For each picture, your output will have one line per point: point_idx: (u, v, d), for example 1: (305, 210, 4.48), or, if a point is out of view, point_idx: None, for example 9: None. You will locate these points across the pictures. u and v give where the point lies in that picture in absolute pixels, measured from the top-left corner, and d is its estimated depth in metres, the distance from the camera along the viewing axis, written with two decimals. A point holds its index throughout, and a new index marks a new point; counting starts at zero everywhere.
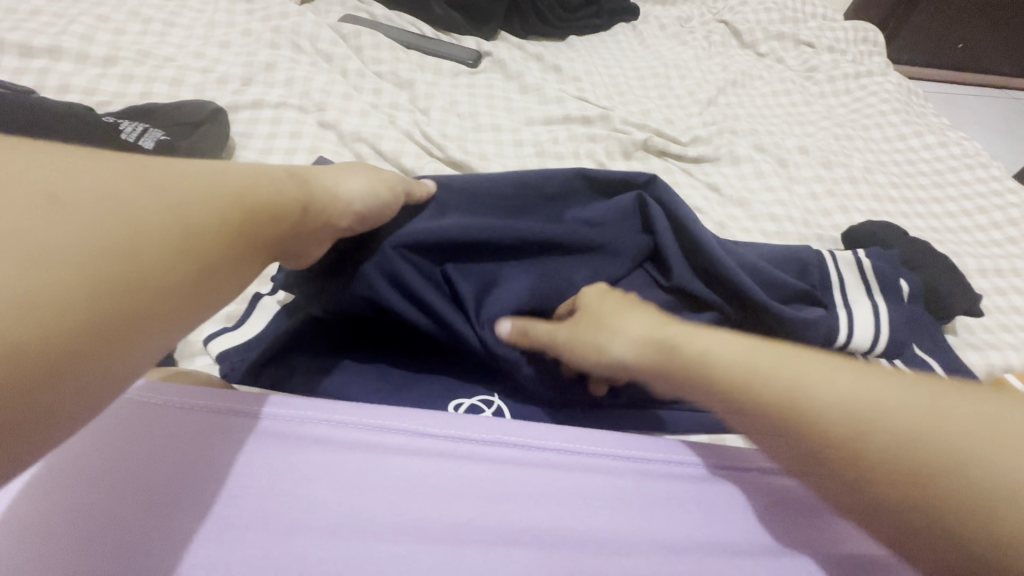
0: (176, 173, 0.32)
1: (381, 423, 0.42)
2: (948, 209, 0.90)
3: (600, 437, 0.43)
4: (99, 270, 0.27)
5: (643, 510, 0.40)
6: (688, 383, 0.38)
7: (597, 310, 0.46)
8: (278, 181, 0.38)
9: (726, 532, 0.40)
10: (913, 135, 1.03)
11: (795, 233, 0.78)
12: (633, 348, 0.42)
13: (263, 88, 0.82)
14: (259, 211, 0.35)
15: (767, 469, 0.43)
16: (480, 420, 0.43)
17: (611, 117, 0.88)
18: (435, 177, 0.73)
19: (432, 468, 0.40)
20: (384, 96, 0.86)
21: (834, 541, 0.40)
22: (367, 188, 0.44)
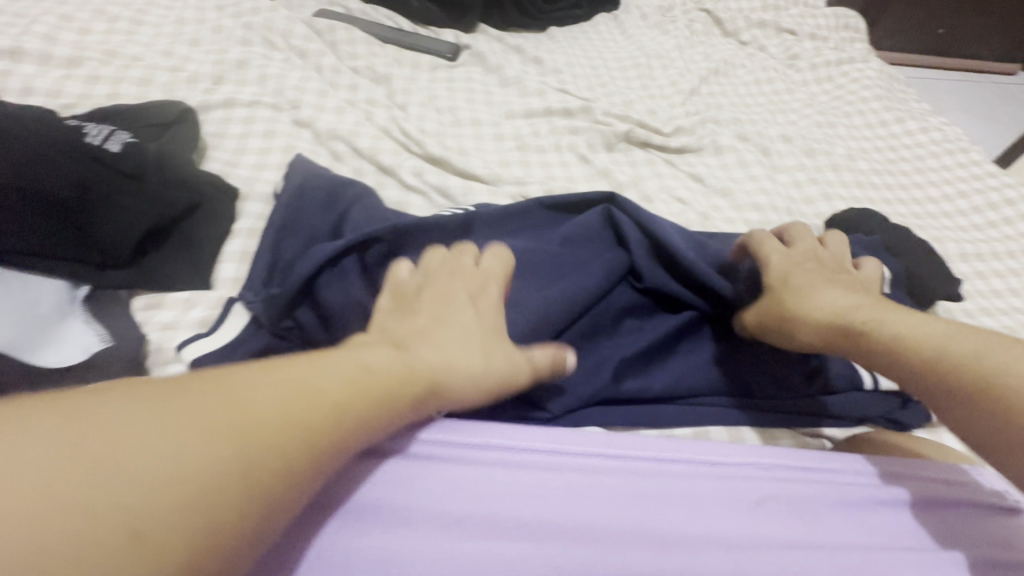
0: (290, 377, 0.33)
1: None
2: (930, 194, 0.91)
3: (585, 437, 0.45)
4: (220, 500, 0.27)
5: (631, 508, 0.41)
6: (868, 351, 0.46)
7: (799, 281, 0.53)
8: (386, 369, 0.37)
9: (717, 528, 0.40)
10: (894, 120, 1.04)
11: (778, 221, 0.78)
12: (821, 313, 0.49)
13: (235, 86, 0.80)
14: (360, 410, 0.34)
15: (749, 464, 0.45)
16: (468, 425, 0.45)
17: (593, 109, 0.87)
18: (414, 173, 0.72)
19: (421, 474, 0.41)
20: (361, 92, 0.84)
21: (822, 535, 0.41)
22: (472, 344, 0.42)
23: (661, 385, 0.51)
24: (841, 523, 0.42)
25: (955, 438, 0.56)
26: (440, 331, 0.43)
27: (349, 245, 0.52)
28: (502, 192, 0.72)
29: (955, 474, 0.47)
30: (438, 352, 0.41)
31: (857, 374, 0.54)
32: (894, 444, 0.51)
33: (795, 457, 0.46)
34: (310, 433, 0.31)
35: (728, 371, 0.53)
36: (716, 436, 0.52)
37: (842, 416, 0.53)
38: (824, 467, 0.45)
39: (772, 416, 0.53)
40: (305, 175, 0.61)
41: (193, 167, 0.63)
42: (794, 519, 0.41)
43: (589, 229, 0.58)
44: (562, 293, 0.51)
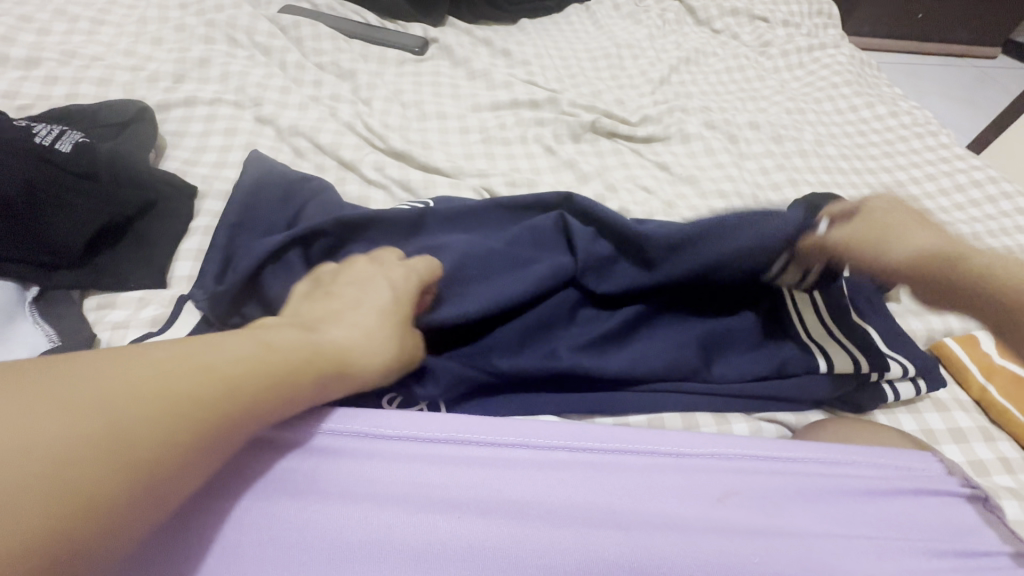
0: (172, 360, 0.33)
1: (332, 425, 0.42)
2: (898, 177, 0.91)
3: (551, 430, 0.44)
4: (76, 493, 0.27)
5: (584, 500, 0.40)
6: (951, 287, 0.47)
7: (891, 218, 0.52)
8: (288, 346, 0.37)
9: (673, 516, 0.40)
10: (864, 106, 1.04)
11: (742, 208, 0.78)
12: (919, 248, 0.49)
13: (197, 84, 0.80)
14: (252, 386, 0.34)
15: (710, 454, 0.44)
16: (430, 419, 0.44)
17: (559, 100, 0.87)
18: (375, 167, 0.72)
19: (358, 469, 0.40)
20: (325, 87, 0.84)
21: (783, 524, 0.40)
22: (372, 331, 0.43)
23: (616, 366, 0.51)
24: (798, 511, 0.41)
25: (910, 418, 0.57)
26: (352, 313, 0.44)
27: (292, 240, 0.53)
28: (464, 185, 0.72)
29: (914, 459, 0.45)
30: (347, 331, 0.42)
31: (812, 359, 0.54)
32: (860, 431, 0.50)
33: (762, 445, 0.45)
34: (196, 406, 0.31)
35: (686, 356, 0.52)
36: (671, 423, 0.51)
37: (795, 400, 0.53)
38: (797, 456, 0.44)
39: (728, 402, 0.52)
40: (261, 173, 0.60)
41: (149, 166, 0.62)
42: (756, 511, 0.41)
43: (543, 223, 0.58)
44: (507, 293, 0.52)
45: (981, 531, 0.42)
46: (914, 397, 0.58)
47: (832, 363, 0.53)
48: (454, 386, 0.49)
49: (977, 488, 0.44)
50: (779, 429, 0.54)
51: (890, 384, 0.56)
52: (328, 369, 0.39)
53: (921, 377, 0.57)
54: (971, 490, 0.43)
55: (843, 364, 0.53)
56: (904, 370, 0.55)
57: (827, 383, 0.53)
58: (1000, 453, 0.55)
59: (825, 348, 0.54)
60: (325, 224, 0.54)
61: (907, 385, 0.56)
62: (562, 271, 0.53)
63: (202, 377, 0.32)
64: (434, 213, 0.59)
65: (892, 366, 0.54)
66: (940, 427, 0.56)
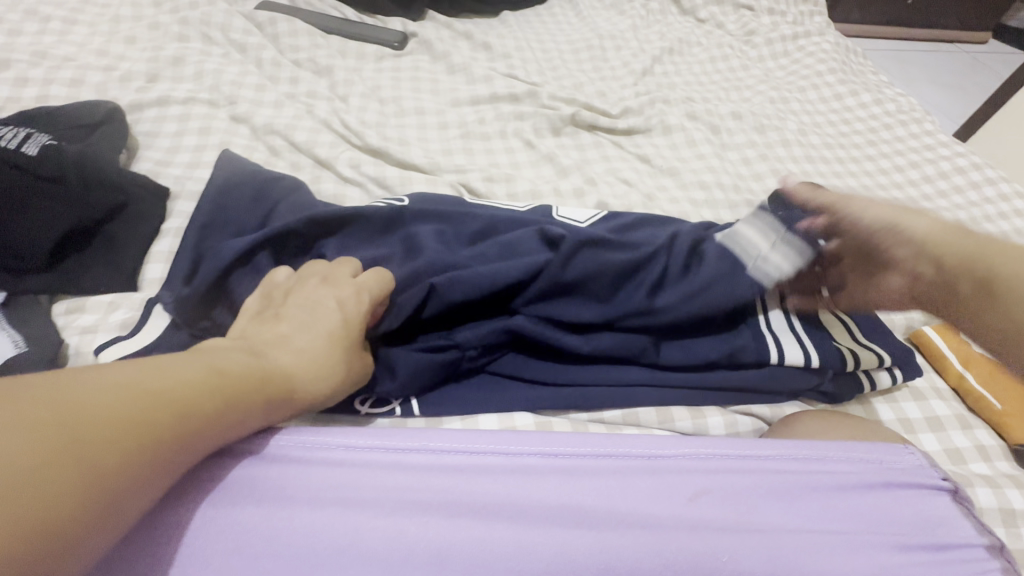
0: (134, 376, 0.33)
1: (301, 439, 0.42)
2: (882, 165, 0.91)
3: (522, 438, 0.44)
4: (46, 505, 0.27)
5: (557, 501, 0.40)
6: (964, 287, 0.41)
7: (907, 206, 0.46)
8: (238, 369, 0.37)
9: (646, 515, 0.40)
10: (848, 94, 1.03)
11: (724, 199, 0.78)
12: (926, 237, 0.44)
13: (171, 84, 0.79)
14: (203, 409, 0.34)
15: (686, 454, 0.44)
16: (399, 430, 0.44)
17: (539, 93, 0.86)
18: (351, 165, 0.71)
19: (327, 478, 0.40)
20: (302, 84, 0.83)
21: (755, 521, 0.40)
22: (326, 351, 0.43)
23: (569, 337, 0.51)
24: (771, 508, 0.41)
25: (888, 408, 0.57)
26: (300, 335, 0.43)
27: (260, 241, 0.53)
28: (441, 181, 0.71)
29: (888, 452, 0.44)
30: (294, 355, 0.42)
31: (764, 348, 0.52)
32: (843, 426, 0.49)
33: (734, 445, 0.44)
34: (156, 424, 0.32)
35: (634, 337, 0.52)
36: (646, 418, 0.51)
37: (771, 393, 0.54)
38: (770, 456, 0.43)
39: (703, 395, 0.52)
40: (232, 173, 0.60)
41: (119, 167, 0.61)
42: (727, 510, 0.40)
43: (516, 219, 0.58)
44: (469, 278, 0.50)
45: (958, 522, 0.41)
46: (892, 387, 0.58)
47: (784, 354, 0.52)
48: (426, 369, 0.49)
49: (947, 481, 0.43)
50: (757, 421, 0.53)
51: (867, 374, 0.55)
52: (275, 394, 0.39)
53: (897, 368, 0.57)
54: (943, 482, 0.43)
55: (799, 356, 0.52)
56: (881, 360, 0.55)
57: (796, 375, 0.53)
58: (977, 441, 0.55)
59: (779, 338, 0.53)
60: (297, 224, 0.54)
61: (883, 375, 0.56)
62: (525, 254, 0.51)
63: (168, 393, 0.33)
64: (407, 210, 0.58)
65: (867, 356, 0.54)
66: (918, 417, 0.56)
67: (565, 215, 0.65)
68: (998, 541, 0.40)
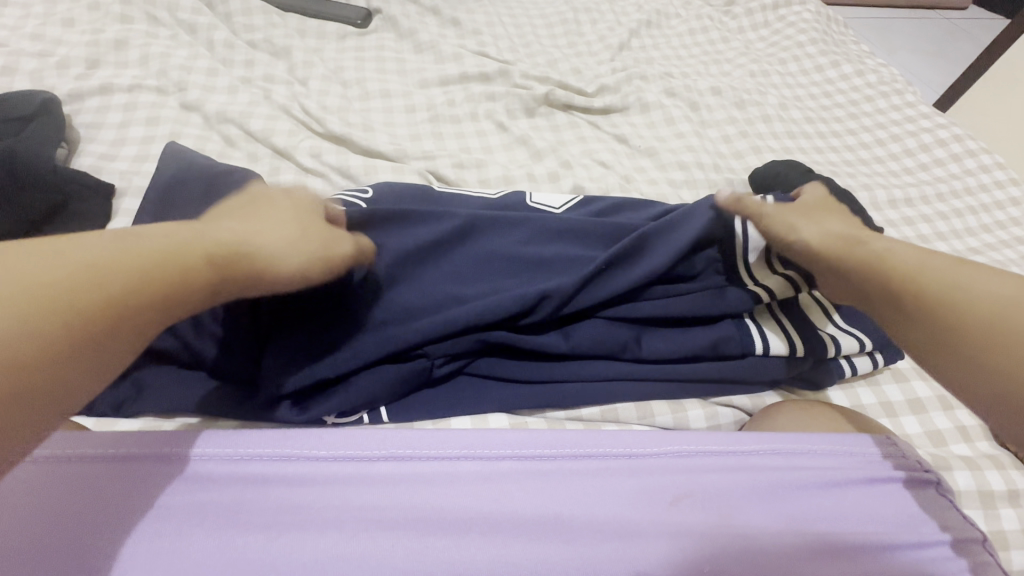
0: (79, 244, 0.31)
1: (262, 451, 0.39)
2: (863, 140, 0.89)
3: (498, 437, 0.42)
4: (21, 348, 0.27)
5: (534, 511, 0.39)
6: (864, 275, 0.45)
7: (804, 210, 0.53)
8: (193, 234, 0.36)
9: (627, 525, 0.38)
10: (829, 65, 1.01)
11: (703, 179, 0.75)
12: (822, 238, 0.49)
13: (114, 69, 0.74)
14: (160, 283, 0.32)
15: (668, 452, 0.42)
16: (369, 434, 0.41)
17: (511, 72, 0.82)
18: (311, 155, 0.67)
19: (290, 497, 0.38)
20: (258, 67, 0.78)
21: (738, 525, 0.39)
22: (281, 227, 0.41)
23: (547, 336, 0.49)
24: (751, 510, 0.40)
25: (869, 392, 0.56)
26: (254, 217, 0.42)
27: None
28: (408, 169, 0.68)
29: (864, 444, 0.44)
30: (247, 228, 0.39)
31: (748, 339, 0.52)
32: (817, 418, 0.49)
33: (718, 439, 0.43)
34: (120, 273, 0.31)
35: (615, 330, 0.50)
36: (626, 413, 0.50)
37: (751, 381, 0.52)
38: (754, 450, 0.42)
39: (684, 387, 0.51)
40: (180, 165, 0.56)
41: (55, 164, 0.57)
42: (709, 514, 0.39)
43: (495, 218, 0.55)
44: (460, 315, 0.47)
45: (936, 518, 0.41)
46: (873, 370, 0.57)
47: (768, 343, 0.52)
48: (395, 384, 0.46)
49: (928, 472, 0.43)
50: (737, 413, 0.53)
51: (847, 359, 0.55)
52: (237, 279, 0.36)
53: (877, 352, 0.56)
54: (925, 474, 0.43)
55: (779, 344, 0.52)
56: (862, 344, 0.54)
57: (777, 364, 0.52)
58: (957, 421, 0.55)
59: (763, 328, 0.53)
60: None
61: (863, 360, 0.55)
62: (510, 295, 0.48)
63: (123, 251, 0.32)
64: (377, 213, 0.53)
65: (846, 341, 0.53)
66: (899, 399, 0.56)
67: (539, 201, 0.62)
68: (981, 534, 0.40)
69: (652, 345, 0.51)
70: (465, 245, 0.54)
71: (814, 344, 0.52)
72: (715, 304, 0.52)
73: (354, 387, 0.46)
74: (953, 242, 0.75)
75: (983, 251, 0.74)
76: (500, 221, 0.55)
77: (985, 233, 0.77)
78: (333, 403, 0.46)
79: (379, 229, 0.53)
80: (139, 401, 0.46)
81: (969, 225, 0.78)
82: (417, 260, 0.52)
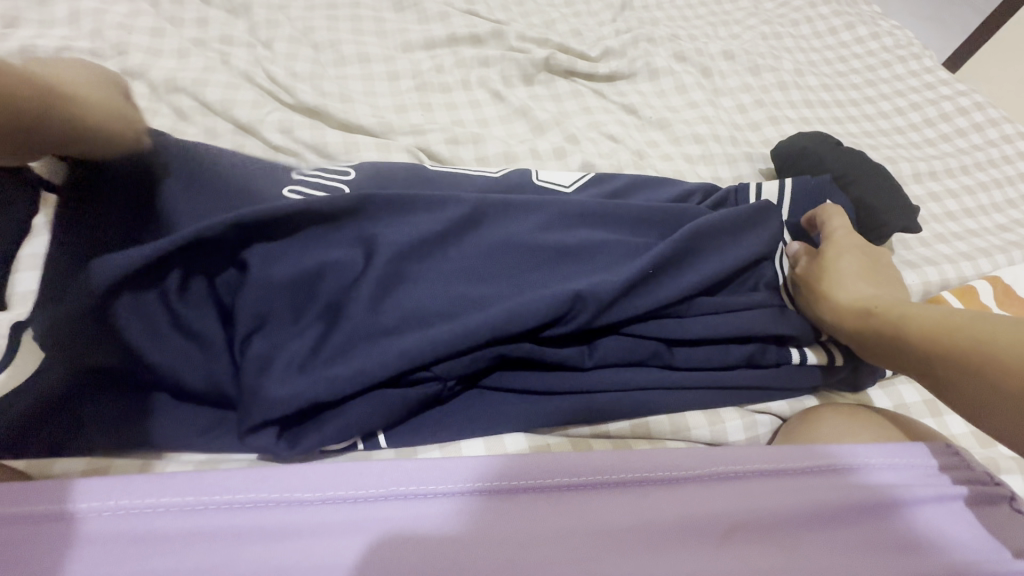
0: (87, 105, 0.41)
1: (258, 497, 0.33)
2: (882, 109, 0.83)
3: (531, 464, 0.36)
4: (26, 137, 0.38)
5: (571, 551, 0.33)
6: (884, 342, 0.44)
7: (822, 269, 0.50)
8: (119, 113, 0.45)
9: (682, 563, 0.34)
10: (843, 28, 0.94)
11: (721, 154, 0.69)
12: (842, 301, 0.48)
13: (36, 28, 0.62)
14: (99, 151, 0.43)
15: (717, 473, 0.38)
16: (382, 469, 0.34)
17: (505, 33, 0.73)
18: (280, 130, 0.58)
19: (286, 553, 0.31)
20: (213, 27, 0.67)
21: (799, 562, 0.35)
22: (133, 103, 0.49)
23: (568, 348, 0.43)
24: (813, 541, 0.36)
25: (909, 389, 0.52)
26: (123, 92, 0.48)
27: (161, 256, 0.39)
28: (394, 146, 0.59)
29: (916, 457, 0.40)
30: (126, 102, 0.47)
31: (786, 351, 0.48)
32: (873, 423, 0.45)
33: (773, 456, 0.39)
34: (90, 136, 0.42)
35: (646, 340, 0.44)
36: (658, 425, 0.45)
37: (787, 388, 0.48)
38: (810, 470, 0.39)
39: (720, 396, 0.46)
40: None
41: None
42: (765, 547, 0.35)
43: (507, 203, 0.48)
44: (482, 322, 0.40)
45: (1005, 541, 0.37)
46: None
47: (805, 353, 0.48)
48: (399, 409, 0.40)
49: (1001, 486, 0.40)
50: (775, 420, 0.48)
51: None
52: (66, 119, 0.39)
53: None
54: (998, 489, 0.40)
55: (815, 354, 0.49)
56: None
57: (812, 373, 0.48)
58: None
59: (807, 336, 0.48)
60: (216, 225, 0.40)
61: None
62: (536, 301, 0.41)
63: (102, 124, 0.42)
64: (370, 197, 0.45)
65: None
66: None
67: (546, 179, 0.55)
68: None
69: (687, 356, 0.45)
70: (475, 237, 0.47)
71: (847, 354, 0.50)
72: (768, 318, 0.46)
73: (347, 414, 0.39)
74: (981, 218, 0.71)
75: (1012, 228, 0.70)
76: (516, 210, 0.48)
77: (1012, 209, 0.73)
78: (323, 434, 0.39)
79: (377, 221, 0.45)
80: (80, 439, 0.38)
81: (995, 200, 0.73)
82: (421, 254, 0.45)
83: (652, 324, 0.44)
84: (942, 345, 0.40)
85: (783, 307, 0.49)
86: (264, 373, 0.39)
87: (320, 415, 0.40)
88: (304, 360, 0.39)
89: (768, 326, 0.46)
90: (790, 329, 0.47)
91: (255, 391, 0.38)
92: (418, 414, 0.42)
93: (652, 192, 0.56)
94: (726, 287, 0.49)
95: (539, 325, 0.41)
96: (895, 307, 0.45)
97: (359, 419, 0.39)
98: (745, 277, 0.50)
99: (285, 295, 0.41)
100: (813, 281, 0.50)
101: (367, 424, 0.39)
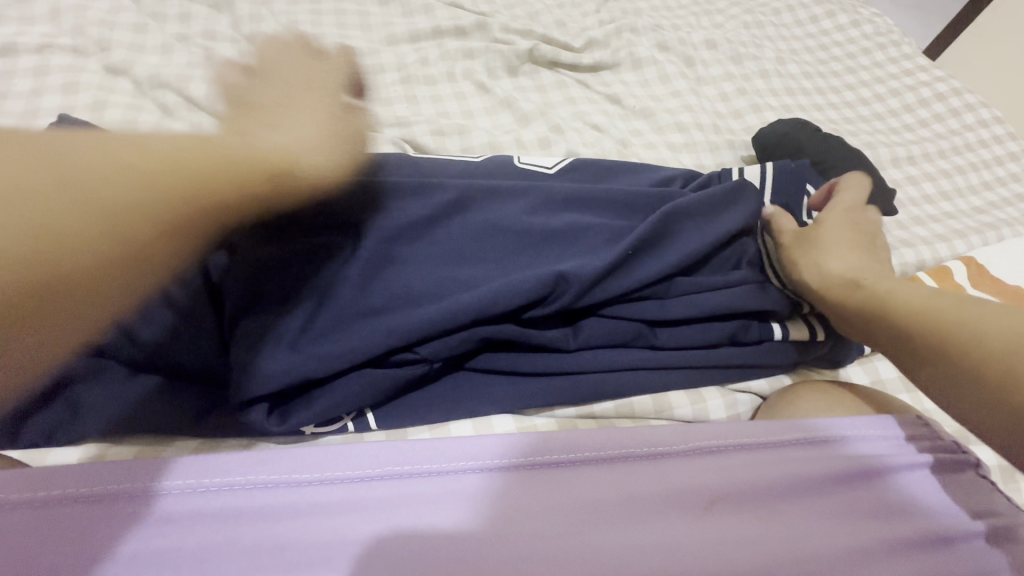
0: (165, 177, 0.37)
1: (253, 480, 0.33)
2: (861, 95, 0.84)
3: (519, 443, 0.37)
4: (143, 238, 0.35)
5: (559, 527, 0.35)
6: (870, 317, 0.45)
7: (815, 237, 0.51)
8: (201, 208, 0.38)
9: (666, 535, 0.35)
10: (824, 16, 0.95)
11: (704, 141, 0.70)
12: (830, 271, 0.48)
13: (17, 25, 0.61)
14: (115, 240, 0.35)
15: (700, 449, 0.39)
16: (374, 450, 0.36)
17: (489, 25, 0.74)
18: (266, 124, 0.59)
19: (284, 531, 0.32)
20: (196, 22, 0.67)
21: (775, 529, 0.36)
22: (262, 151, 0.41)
23: (552, 331, 0.44)
24: (791, 510, 0.38)
25: (884, 365, 0.54)
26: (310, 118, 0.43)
27: None
28: (380, 138, 0.60)
29: (887, 428, 0.42)
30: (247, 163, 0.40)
31: (766, 328, 0.49)
32: (848, 397, 0.46)
33: (752, 431, 0.40)
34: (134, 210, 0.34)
35: (629, 319, 0.45)
36: (643, 404, 0.46)
37: (767, 365, 0.49)
38: (788, 443, 0.40)
39: (700, 373, 0.47)
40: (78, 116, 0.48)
41: None
42: (744, 517, 0.37)
43: (493, 187, 0.49)
44: (467, 302, 0.41)
45: (969, 506, 0.39)
46: None
47: (786, 330, 0.50)
48: (388, 389, 0.41)
49: (968, 455, 0.42)
50: (755, 398, 0.50)
51: None
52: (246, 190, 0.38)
53: None
54: (965, 457, 0.42)
55: (796, 331, 0.50)
56: None
57: (790, 349, 0.50)
58: None
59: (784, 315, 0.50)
60: None
61: None
62: (520, 282, 0.42)
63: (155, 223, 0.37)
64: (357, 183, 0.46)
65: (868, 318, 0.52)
66: None
67: (528, 163, 0.56)
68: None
69: (670, 334, 0.47)
70: (461, 219, 0.47)
71: (827, 331, 0.51)
72: (748, 295, 0.48)
73: (336, 394, 0.40)
74: (958, 201, 0.73)
75: (988, 210, 0.72)
76: (500, 193, 0.49)
77: (987, 191, 0.75)
78: (313, 414, 0.40)
79: (363, 204, 0.45)
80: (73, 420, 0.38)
81: (971, 182, 0.75)
82: (408, 237, 0.46)
83: (633, 302, 0.46)
84: (932, 328, 0.40)
85: (762, 284, 0.50)
86: (255, 350, 0.39)
87: (309, 395, 0.41)
88: (297, 339, 0.40)
89: (748, 302, 0.47)
90: (769, 306, 0.48)
91: (245, 370, 0.39)
92: (408, 393, 0.43)
93: (634, 179, 0.58)
94: (706, 265, 0.50)
95: (523, 305, 0.42)
96: (886, 285, 0.45)
97: (348, 398, 0.40)
98: (725, 256, 0.51)
99: (273, 276, 0.42)
100: (802, 246, 0.51)
101: (355, 403, 0.40)
